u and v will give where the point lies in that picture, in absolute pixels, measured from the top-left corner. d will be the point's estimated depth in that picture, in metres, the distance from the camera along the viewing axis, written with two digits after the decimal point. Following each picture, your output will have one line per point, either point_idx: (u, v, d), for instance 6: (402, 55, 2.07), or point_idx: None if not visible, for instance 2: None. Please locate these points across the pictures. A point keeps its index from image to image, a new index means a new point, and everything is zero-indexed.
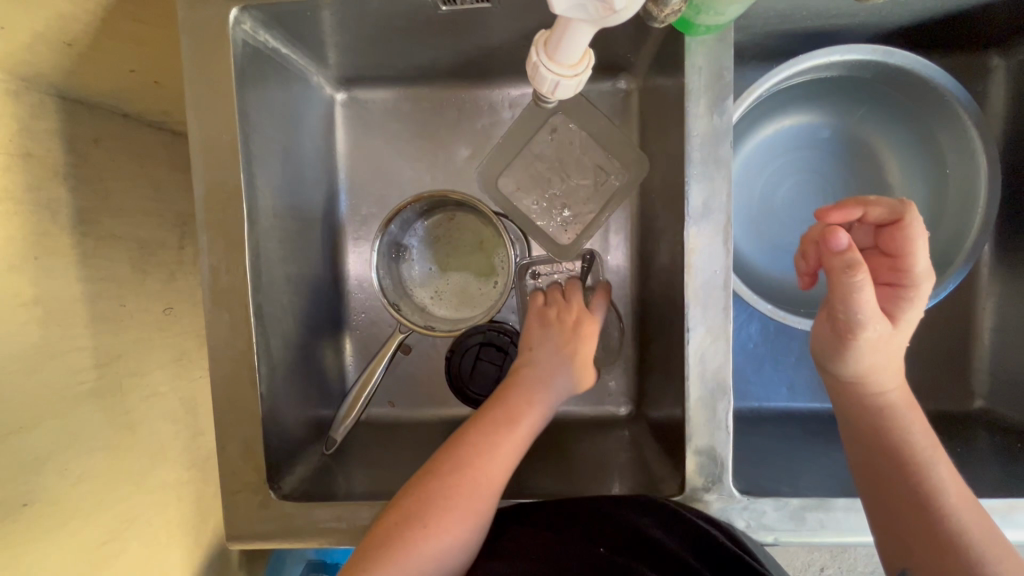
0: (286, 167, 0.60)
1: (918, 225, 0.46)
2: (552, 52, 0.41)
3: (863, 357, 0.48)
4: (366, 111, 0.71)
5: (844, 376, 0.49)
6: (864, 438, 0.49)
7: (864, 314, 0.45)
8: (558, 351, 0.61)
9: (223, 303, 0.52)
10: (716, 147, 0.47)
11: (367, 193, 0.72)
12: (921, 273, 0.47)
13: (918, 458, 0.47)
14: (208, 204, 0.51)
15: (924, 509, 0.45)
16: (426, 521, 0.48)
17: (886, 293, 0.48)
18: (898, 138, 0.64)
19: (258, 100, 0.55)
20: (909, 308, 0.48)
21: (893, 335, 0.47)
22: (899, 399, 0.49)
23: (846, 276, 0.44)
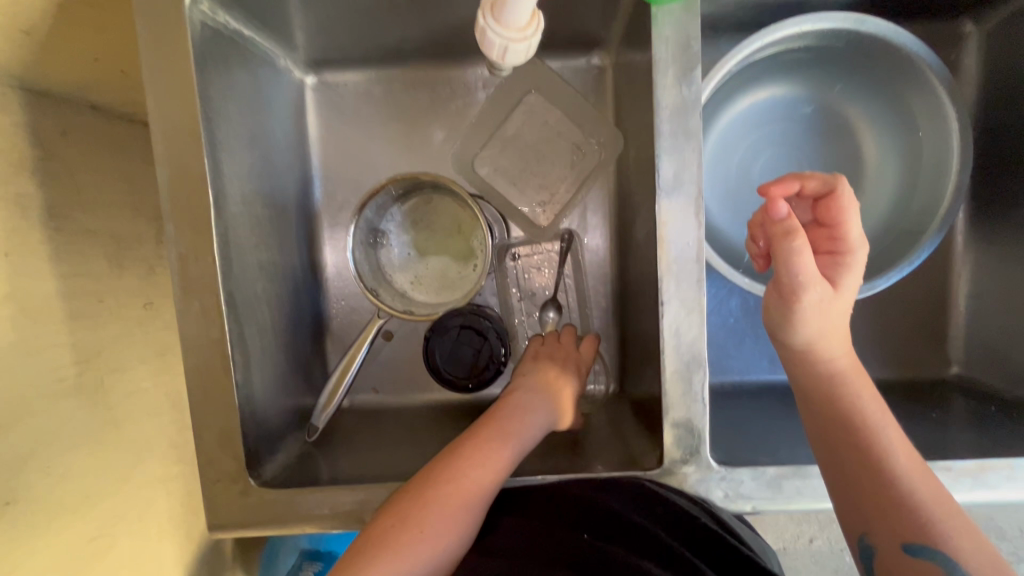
0: (254, 154, 0.59)
1: (850, 197, 0.47)
2: (499, 14, 0.41)
3: (806, 321, 0.48)
4: (337, 95, 0.70)
5: (794, 345, 0.50)
6: (816, 409, 0.50)
7: (804, 277, 0.46)
8: (549, 379, 0.62)
9: (194, 292, 0.51)
10: (685, 119, 0.46)
11: (341, 179, 0.71)
12: (855, 240, 0.48)
13: (870, 425, 0.48)
14: (174, 192, 0.51)
15: (875, 475, 0.46)
16: (422, 525, 0.47)
17: (825, 263, 0.49)
18: (871, 106, 0.63)
19: (221, 83, 0.54)
20: (849, 275, 0.48)
21: (833, 300, 0.48)
22: (846, 366, 0.50)
23: (784, 242, 0.45)
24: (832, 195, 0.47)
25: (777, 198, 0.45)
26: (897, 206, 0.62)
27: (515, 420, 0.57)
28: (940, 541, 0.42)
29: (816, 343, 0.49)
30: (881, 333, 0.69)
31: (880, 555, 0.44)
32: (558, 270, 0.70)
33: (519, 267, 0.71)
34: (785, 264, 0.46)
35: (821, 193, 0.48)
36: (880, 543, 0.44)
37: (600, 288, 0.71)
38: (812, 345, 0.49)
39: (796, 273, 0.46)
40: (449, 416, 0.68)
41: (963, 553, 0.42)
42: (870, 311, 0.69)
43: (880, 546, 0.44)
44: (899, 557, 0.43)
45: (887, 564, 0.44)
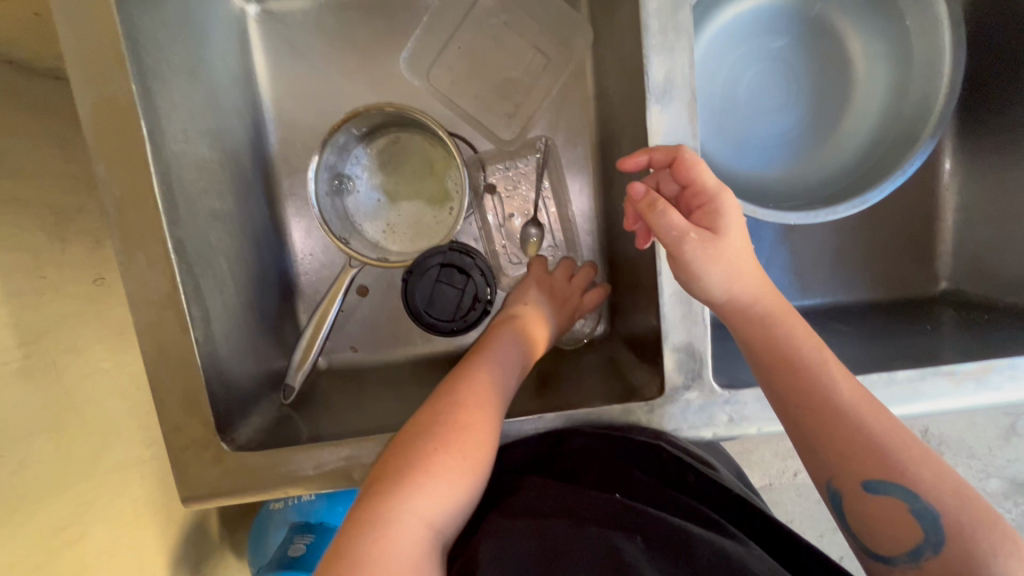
0: (195, 89, 0.52)
1: (695, 152, 0.43)
2: None
3: (707, 273, 0.43)
4: (285, 26, 0.63)
5: (717, 299, 0.45)
6: (760, 356, 0.46)
7: (678, 236, 0.42)
8: (547, 307, 0.60)
9: (139, 241, 0.46)
10: (675, 12, 0.42)
11: (298, 120, 0.64)
12: (718, 190, 0.44)
13: (811, 363, 0.45)
14: (101, 128, 0.45)
15: (821, 418, 0.43)
16: (465, 453, 0.44)
17: (699, 219, 0.45)
18: (858, 8, 0.60)
19: (146, 3, 0.47)
20: (726, 219, 0.44)
21: (718, 246, 0.43)
22: (773, 305, 0.46)
23: (649, 214, 0.43)
24: (676, 162, 0.44)
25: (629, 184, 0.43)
26: (888, 115, 0.60)
27: (524, 342, 0.55)
28: (900, 474, 0.41)
29: (742, 278, 0.45)
30: (870, 255, 0.67)
31: (847, 497, 0.43)
32: (537, 188, 0.65)
33: (500, 201, 0.66)
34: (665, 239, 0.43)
35: (666, 164, 0.44)
36: (845, 486, 0.43)
37: (586, 224, 0.67)
38: (739, 284, 0.45)
39: (670, 235, 0.43)
40: (437, 369, 0.65)
41: (923, 483, 0.41)
42: (859, 232, 0.67)
43: (844, 488, 0.43)
44: (864, 496, 0.42)
45: (854, 504, 0.43)
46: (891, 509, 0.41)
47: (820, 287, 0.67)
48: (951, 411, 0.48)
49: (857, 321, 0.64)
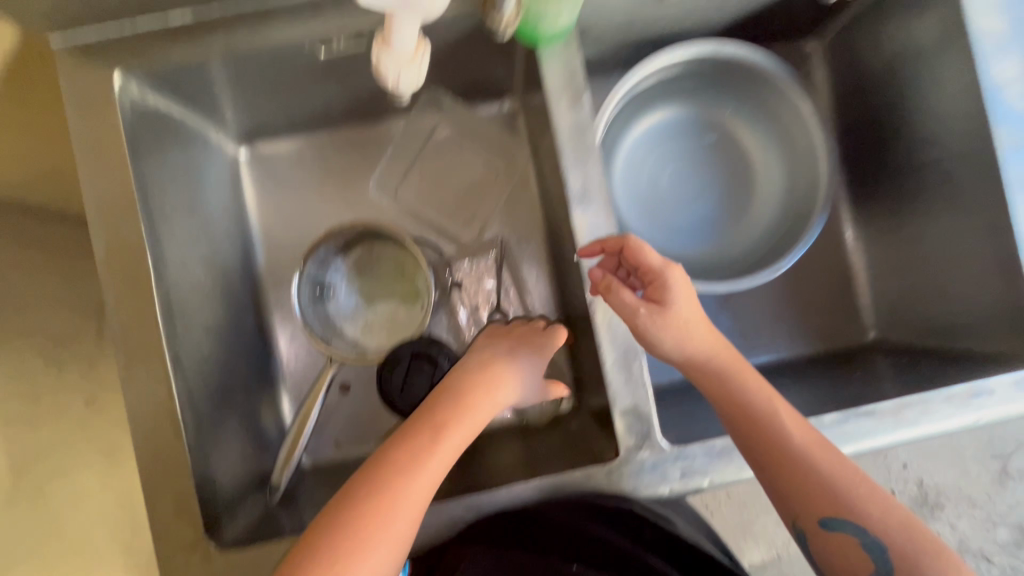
0: (193, 224, 0.60)
1: (638, 239, 0.51)
2: (387, 43, 0.43)
3: (659, 340, 0.51)
4: (271, 165, 0.73)
5: (674, 358, 0.52)
6: (724, 410, 0.51)
7: (631, 313, 0.50)
8: (490, 363, 0.56)
9: (139, 357, 0.52)
10: (582, 138, 0.52)
11: (283, 241, 0.73)
12: (663, 267, 0.51)
13: (768, 414, 0.49)
14: (112, 264, 0.52)
15: (784, 466, 0.48)
16: (338, 559, 0.43)
17: (650, 293, 0.52)
18: (748, 113, 0.73)
19: (156, 162, 0.56)
20: (675, 293, 0.51)
21: (668, 318, 0.50)
22: (728, 361, 0.52)
23: (606, 294, 0.51)
24: (624, 248, 0.51)
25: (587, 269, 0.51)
26: (787, 196, 0.71)
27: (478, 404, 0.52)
28: (852, 512, 0.47)
29: (691, 343, 0.52)
30: (802, 313, 0.75)
31: (811, 536, 0.48)
32: (496, 281, 0.73)
33: (465, 295, 0.74)
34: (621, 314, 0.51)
35: (616, 249, 0.51)
36: (807, 527, 0.48)
37: (546, 308, 0.73)
38: (688, 349, 0.52)
39: (624, 311, 0.50)
40: None
41: (873, 519, 0.46)
42: (788, 296, 0.76)
43: (809, 529, 0.48)
44: (825, 534, 0.48)
45: (819, 542, 0.48)
46: (847, 546, 0.47)
47: (764, 346, 0.74)
48: (881, 446, 0.53)
49: (799, 376, 0.70)
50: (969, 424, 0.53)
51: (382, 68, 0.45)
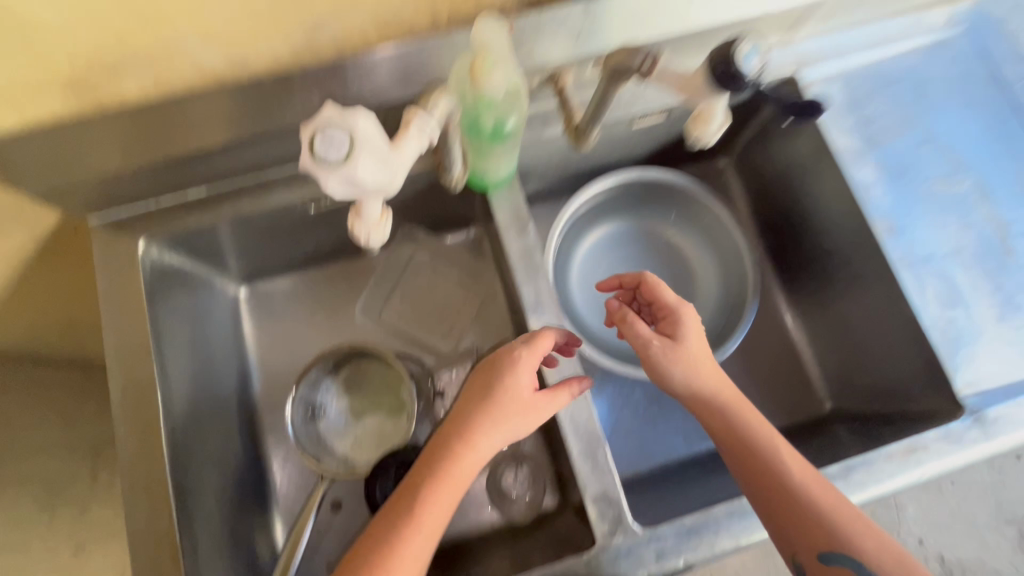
0: (197, 360, 0.68)
1: (654, 275, 0.63)
2: (361, 213, 0.51)
3: (666, 371, 0.58)
4: (268, 299, 0.82)
5: (682, 392, 0.59)
6: (728, 441, 0.56)
7: (644, 339, 0.59)
8: (478, 398, 0.54)
9: (143, 489, 0.58)
10: (531, 258, 0.63)
11: (277, 368, 0.79)
12: (676, 305, 0.60)
13: (768, 446, 0.55)
14: (124, 403, 0.59)
15: (785, 497, 0.52)
16: None
17: (665, 327, 0.60)
18: (677, 222, 0.84)
19: (169, 309, 0.65)
20: (685, 327, 0.59)
21: (677, 350, 0.58)
22: (732, 397, 0.58)
23: (622, 323, 0.60)
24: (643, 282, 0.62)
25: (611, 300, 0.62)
26: (724, 287, 0.81)
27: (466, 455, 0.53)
28: (846, 548, 0.50)
29: (694, 382, 0.58)
30: (766, 390, 0.79)
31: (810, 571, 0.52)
32: None
33: (448, 403, 0.79)
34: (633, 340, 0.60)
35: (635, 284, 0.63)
36: (806, 560, 0.52)
37: None
38: (693, 387, 0.58)
39: (638, 340, 0.59)
40: None
41: (866, 553, 0.50)
42: (756, 375, 0.79)
43: (807, 564, 0.52)
44: (823, 567, 0.51)
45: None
46: None
47: None
48: None
49: None
50: (913, 479, 0.58)
51: (355, 233, 0.52)
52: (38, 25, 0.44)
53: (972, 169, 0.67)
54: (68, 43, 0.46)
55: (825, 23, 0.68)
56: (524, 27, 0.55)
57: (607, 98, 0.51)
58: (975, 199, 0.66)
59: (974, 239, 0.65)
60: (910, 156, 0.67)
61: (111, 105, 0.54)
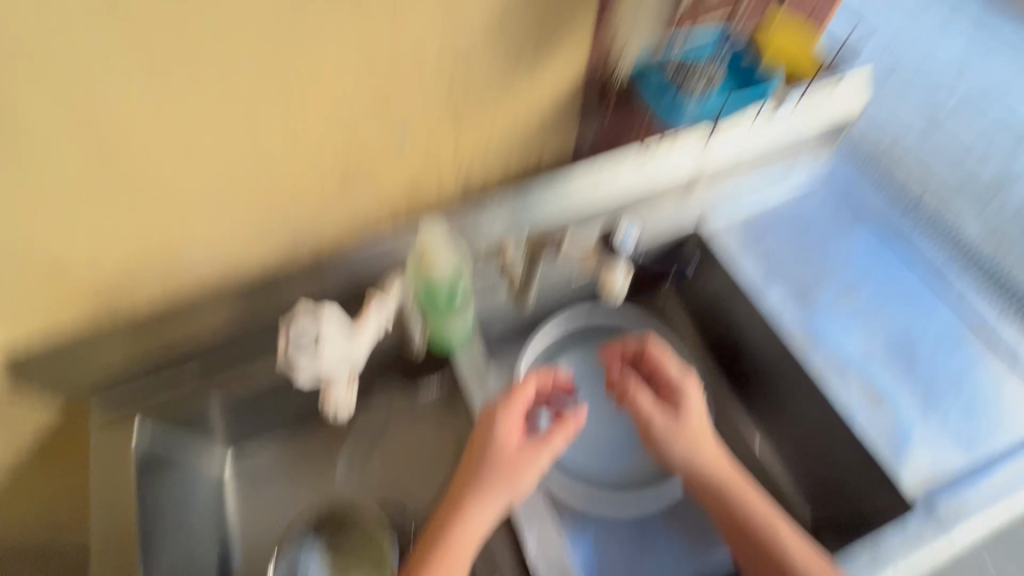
0: (180, 543, 0.68)
1: (660, 349, 0.72)
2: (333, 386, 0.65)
3: (668, 441, 0.68)
4: (249, 466, 0.78)
5: (681, 464, 0.67)
6: (724, 505, 0.64)
7: (647, 413, 0.69)
8: (479, 450, 0.63)
9: None
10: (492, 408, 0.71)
11: (255, 542, 0.74)
12: (677, 379, 0.70)
13: (758, 514, 0.63)
14: None
15: (774, 562, 0.60)
16: None
17: (667, 398, 0.70)
18: None
19: (158, 491, 0.68)
20: (687, 404, 0.69)
21: (679, 426, 0.68)
22: (728, 471, 0.66)
23: (626, 393, 0.71)
24: (644, 351, 0.72)
25: (614, 368, 0.73)
26: None
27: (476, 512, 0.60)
28: None
29: (694, 457, 0.67)
30: None
31: None
32: None
33: None
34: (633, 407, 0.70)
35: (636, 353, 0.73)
36: None
37: None
38: (693, 461, 0.66)
39: (640, 409, 0.69)
40: None
41: None
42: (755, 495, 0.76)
43: None
44: None
45: None
46: None
47: None
48: None
49: None
50: None
51: (335, 412, 0.68)
52: (62, 260, 0.55)
53: (863, 283, 0.79)
54: (95, 264, 0.58)
55: (718, 183, 0.83)
56: (466, 218, 0.70)
57: None
58: (872, 309, 0.77)
59: (881, 344, 0.74)
60: (811, 278, 0.79)
61: (128, 308, 0.64)
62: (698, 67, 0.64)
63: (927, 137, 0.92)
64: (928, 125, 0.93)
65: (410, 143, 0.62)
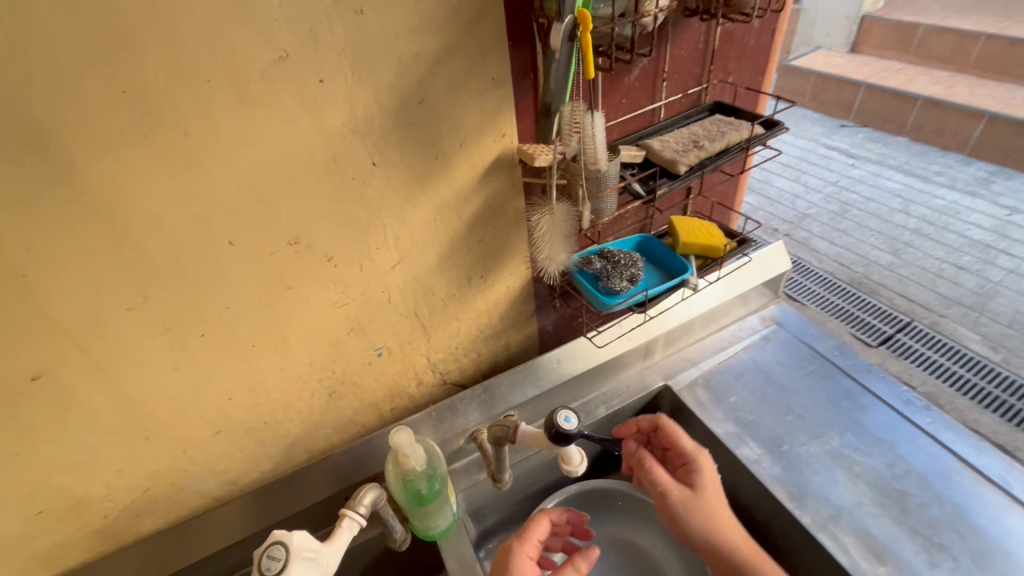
0: None
1: (671, 423, 0.72)
2: None
3: (683, 515, 0.64)
4: None
5: (697, 541, 0.63)
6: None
7: (662, 486, 0.66)
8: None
9: None
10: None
11: None
12: (694, 452, 0.69)
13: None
14: None
15: None
16: None
17: (682, 473, 0.69)
18: (634, 522, 0.83)
19: None
20: (700, 476, 0.67)
21: (695, 499, 0.65)
22: (745, 547, 0.61)
23: (641, 466, 0.69)
24: (659, 426, 0.72)
25: (630, 443, 0.71)
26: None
27: None
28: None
29: (710, 531, 0.63)
30: None
31: None
32: None
33: None
34: (648, 480, 0.68)
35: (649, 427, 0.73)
36: None
37: None
38: (710, 537, 0.63)
39: (655, 484, 0.67)
40: None
41: None
42: None
43: None
44: None
45: None
46: None
47: None
48: None
49: None
50: None
51: None
52: (83, 500, 0.60)
53: (834, 427, 0.81)
54: (109, 500, 0.62)
55: (673, 345, 0.93)
56: (442, 409, 0.78)
57: (500, 457, 0.69)
58: (848, 452, 0.78)
59: (866, 490, 0.73)
60: (781, 428, 0.81)
61: (129, 542, 0.67)
62: (619, 256, 0.74)
63: (901, 285, 1.26)
64: (899, 279, 1.28)
65: (387, 353, 0.72)
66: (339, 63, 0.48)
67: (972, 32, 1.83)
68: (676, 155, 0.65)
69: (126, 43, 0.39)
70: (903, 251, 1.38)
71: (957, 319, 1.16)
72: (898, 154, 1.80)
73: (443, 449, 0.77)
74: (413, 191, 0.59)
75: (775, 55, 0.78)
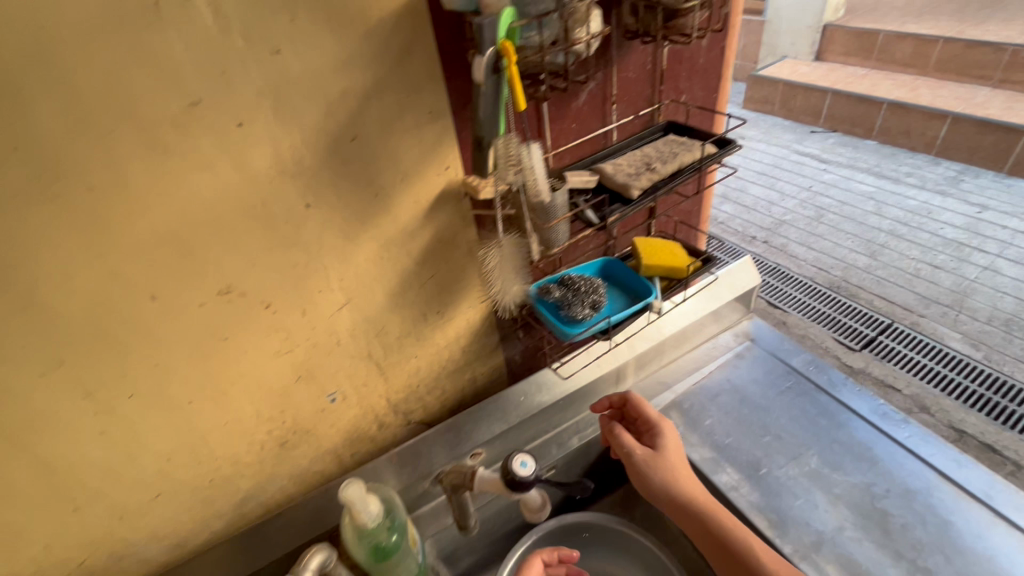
0: None
1: (637, 395, 0.74)
2: None
3: (646, 473, 0.67)
4: None
5: (660, 496, 0.66)
6: (702, 536, 0.62)
7: (627, 447, 0.69)
8: None
9: None
10: None
11: None
12: (657, 420, 0.71)
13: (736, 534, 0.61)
14: None
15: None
16: None
17: (646, 437, 0.71)
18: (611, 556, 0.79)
19: None
20: (662, 438, 0.69)
21: (657, 457, 0.67)
22: (705, 499, 0.63)
23: (609, 433, 0.71)
24: (625, 398, 0.75)
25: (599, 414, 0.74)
26: None
27: None
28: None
29: (670, 486, 0.65)
30: None
31: None
32: None
33: None
34: (615, 443, 0.71)
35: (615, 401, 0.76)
36: None
37: None
38: (671, 492, 0.65)
39: (621, 446, 0.70)
40: None
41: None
42: None
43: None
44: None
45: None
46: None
47: None
48: None
49: None
50: None
51: None
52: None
53: (812, 447, 0.78)
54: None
55: (645, 368, 0.90)
56: (406, 451, 0.75)
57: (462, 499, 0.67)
58: (827, 473, 0.75)
59: (847, 513, 0.71)
60: (757, 450, 0.79)
61: None
62: (580, 283, 0.71)
63: (880, 286, 1.26)
64: (876, 280, 1.28)
65: (341, 399, 0.68)
66: (258, 107, 0.45)
67: (930, 36, 1.94)
68: (628, 180, 0.63)
69: (14, 98, 0.37)
70: (880, 253, 1.37)
71: (937, 319, 1.16)
72: (868, 157, 1.81)
73: (406, 494, 0.74)
74: (354, 230, 0.57)
75: (729, 69, 0.77)
